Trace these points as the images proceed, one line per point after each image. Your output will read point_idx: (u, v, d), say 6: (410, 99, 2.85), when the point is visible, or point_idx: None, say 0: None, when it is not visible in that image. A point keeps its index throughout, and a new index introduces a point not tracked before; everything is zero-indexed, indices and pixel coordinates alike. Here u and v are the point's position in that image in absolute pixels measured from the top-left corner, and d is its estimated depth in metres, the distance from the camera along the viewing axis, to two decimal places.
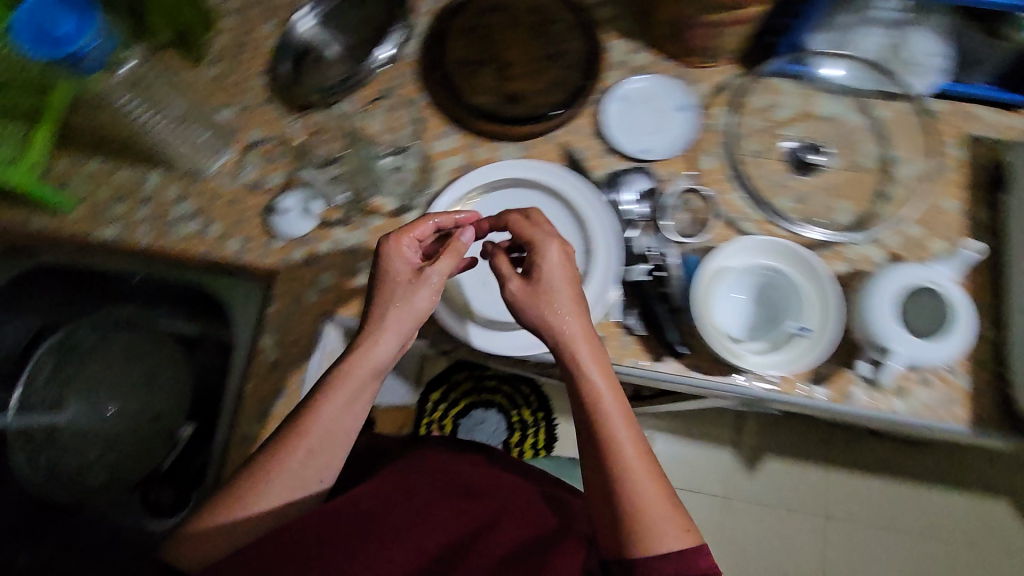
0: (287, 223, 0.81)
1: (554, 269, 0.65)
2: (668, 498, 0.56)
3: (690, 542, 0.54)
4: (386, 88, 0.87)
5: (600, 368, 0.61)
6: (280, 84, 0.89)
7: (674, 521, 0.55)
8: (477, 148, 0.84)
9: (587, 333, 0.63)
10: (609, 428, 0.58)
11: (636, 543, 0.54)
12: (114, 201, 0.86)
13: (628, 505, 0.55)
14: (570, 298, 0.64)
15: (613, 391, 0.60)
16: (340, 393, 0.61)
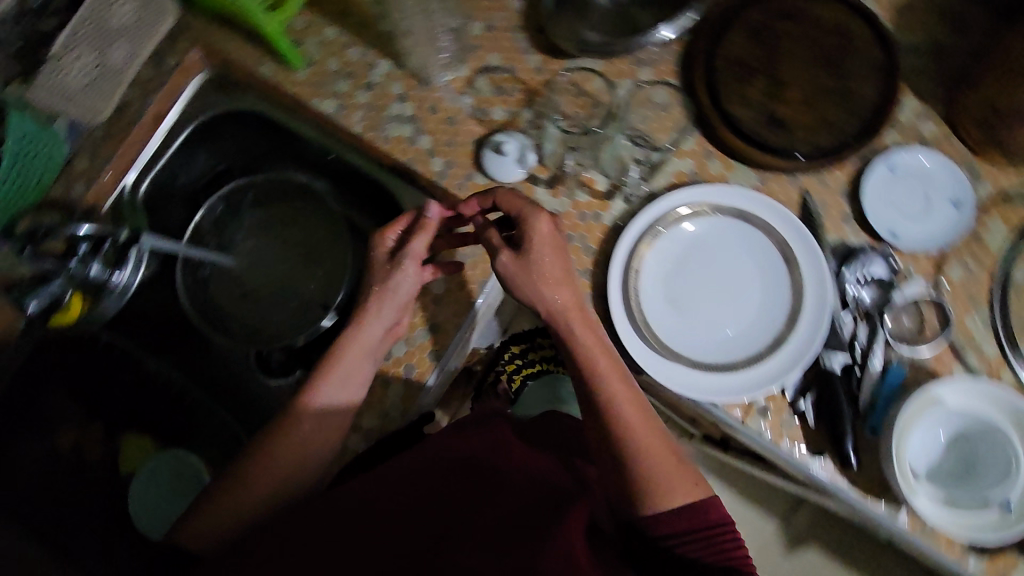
0: (498, 165, 0.79)
1: (546, 238, 0.66)
2: (672, 453, 0.60)
3: (704, 496, 0.58)
4: (642, 61, 0.81)
5: (596, 342, 0.64)
6: (534, 17, 0.84)
7: (680, 479, 0.58)
8: (712, 161, 0.77)
9: (580, 305, 0.66)
10: (603, 392, 0.62)
11: (644, 501, 0.57)
12: (338, 75, 0.85)
13: (638, 462, 0.59)
14: (560, 266, 0.66)
15: (604, 352, 0.64)
16: (334, 374, 0.70)
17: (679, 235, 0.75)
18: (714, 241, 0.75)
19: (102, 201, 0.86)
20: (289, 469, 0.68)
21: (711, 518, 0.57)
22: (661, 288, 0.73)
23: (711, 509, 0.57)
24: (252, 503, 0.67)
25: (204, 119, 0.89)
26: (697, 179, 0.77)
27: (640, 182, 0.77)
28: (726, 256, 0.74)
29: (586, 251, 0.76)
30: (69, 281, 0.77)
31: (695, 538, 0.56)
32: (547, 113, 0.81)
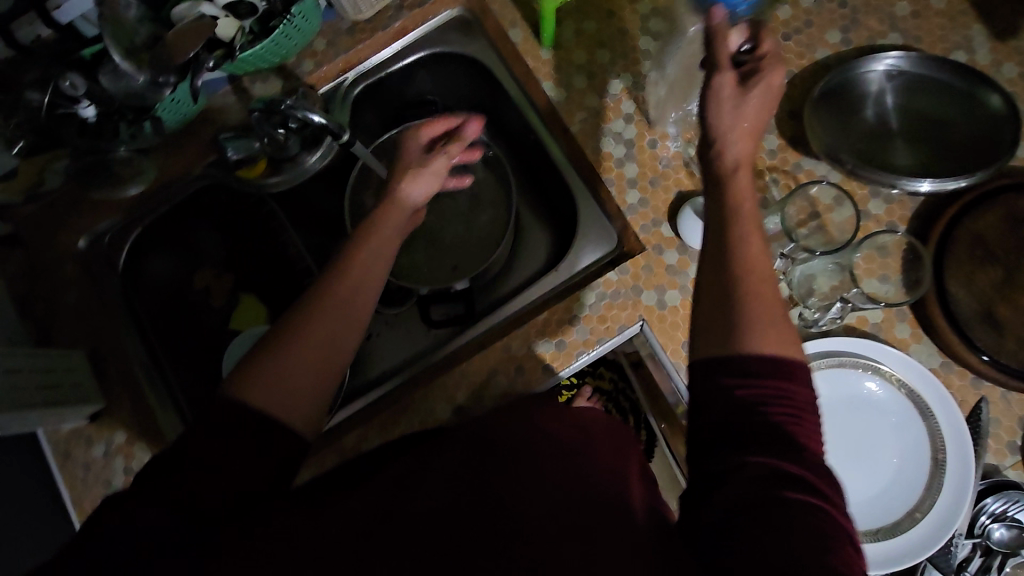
0: (692, 229, 0.77)
1: (770, 87, 0.56)
2: (783, 311, 0.49)
3: (791, 355, 0.47)
4: (879, 193, 0.76)
5: (750, 185, 0.54)
6: (791, 99, 0.80)
7: (774, 331, 0.47)
8: (902, 325, 0.73)
9: (755, 158, 0.56)
10: (733, 222, 0.52)
11: (731, 338, 0.47)
12: (580, 69, 0.84)
13: (741, 293, 0.49)
14: (762, 115, 0.56)
15: (754, 202, 0.54)
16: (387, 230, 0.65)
17: (836, 380, 0.71)
18: (868, 401, 0.70)
19: (319, 85, 0.88)
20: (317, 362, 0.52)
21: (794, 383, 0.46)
22: None
23: (793, 371, 0.46)
24: (300, 370, 0.51)
25: (433, 52, 0.91)
26: (878, 334, 0.73)
27: (827, 311, 0.73)
28: (873, 421, 0.70)
29: None
30: (263, 145, 0.84)
31: (771, 391, 0.45)
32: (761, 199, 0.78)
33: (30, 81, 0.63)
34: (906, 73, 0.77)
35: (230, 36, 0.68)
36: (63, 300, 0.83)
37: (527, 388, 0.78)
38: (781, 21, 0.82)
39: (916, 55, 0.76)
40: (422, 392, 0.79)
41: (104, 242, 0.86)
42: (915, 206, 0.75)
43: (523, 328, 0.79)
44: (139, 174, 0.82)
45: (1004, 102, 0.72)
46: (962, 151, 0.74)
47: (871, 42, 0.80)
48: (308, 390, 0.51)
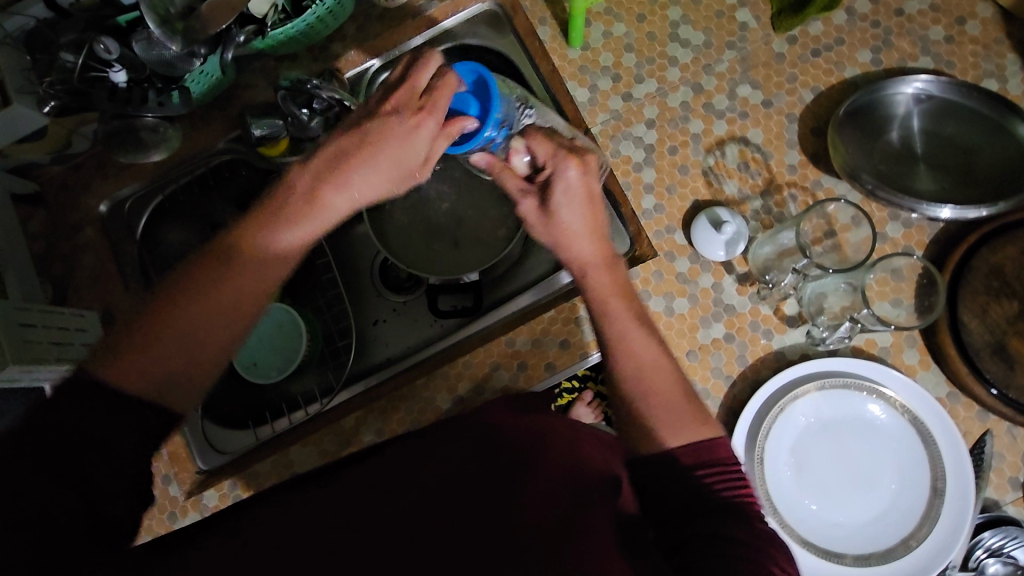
0: (706, 240, 0.76)
1: (569, 191, 0.61)
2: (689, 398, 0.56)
3: (711, 437, 0.53)
4: (898, 217, 0.76)
5: (611, 288, 0.61)
6: (816, 115, 0.79)
7: (684, 413, 0.54)
8: (910, 349, 0.72)
9: (603, 253, 0.62)
10: (609, 336, 0.59)
11: (653, 438, 0.53)
12: (605, 72, 0.84)
13: (647, 398, 0.55)
14: (586, 219, 0.61)
15: (618, 299, 0.60)
16: (316, 221, 0.52)
17: (838, 401, 0.70)
18: (872, 425, 0.69)
19: (346, 69, 0.88)
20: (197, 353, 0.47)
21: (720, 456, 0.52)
22: (789, 438, 0.70)
23: (720, 448, 0.52)
24: (187, 353, 0.47)
25: (459, 45, 0.90)
26: (886, 358, 0.72)
27: (832, 330, 0.73)
28: (876, 447, 0.69)
29: (739, 360, 0.74)
30: (287, 125, 0.84)
31: (713, 472, 0.51)
32: (778, 215, 0.78)
33: (66, 42, 0.64)
34: (936, 98, 0.76)
35: (263, 13, 0.69)
36: (81, 262, 0.85)
37: (528, 384, 0.78)
38: (811, 36, 0.82)
39: (948, 80, 0.75)
40: (422, 380, 0.80)
41: (124, 209, 0.88)
42: (933, 231, 0.74)
43: (529, 323, 0.79)
44: (163, 142, 0.85)
45: None
46: (987, 181, 0.73)
47: (901, 64, 0.79)
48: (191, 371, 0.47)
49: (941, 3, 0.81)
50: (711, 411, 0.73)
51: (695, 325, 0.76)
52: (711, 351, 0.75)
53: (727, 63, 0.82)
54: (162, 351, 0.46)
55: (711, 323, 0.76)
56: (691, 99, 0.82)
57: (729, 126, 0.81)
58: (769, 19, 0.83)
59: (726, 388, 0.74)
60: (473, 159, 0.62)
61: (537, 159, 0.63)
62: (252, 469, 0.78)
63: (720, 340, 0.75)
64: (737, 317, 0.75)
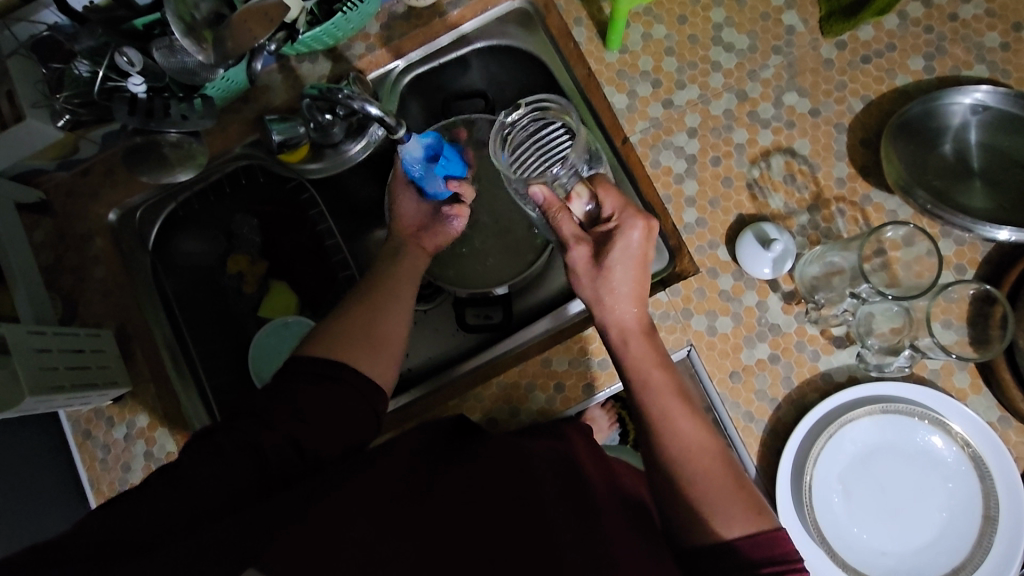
0: (752, 256, 0.73)
1: (628, 252, 0.63)
2: (737, 478, 0.55)
3: (767, 529, 0.52)
4: (950, 234, 0.73)
5: (652, 357, 0.62)
6: (866, 125, 0.76)
7: (733, 505, 0.53)
8: (961, 373, 0.70)
9: (642, 322, 0.64)
10: (653, 406, 0.59)
11: (704, 529, 0.53)
12: (645, 77, 0.80)
13: (693, 477, 0.55)
14: (635, 282, 0.63)
15: (661, 368, 0.61)
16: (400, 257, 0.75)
17: (889, 428, 0.68)
18: (923, 451, 0.68)
19: (369, 71, 0.84)
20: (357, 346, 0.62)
21: (784, 549, 0.51)
22: (838, 465, 0.68)
23: (780, 541, 0.51)
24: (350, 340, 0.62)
25: (489, 45, 0.87)
26: (936, 382, 0.70)
27: (882, 354, 0.71)
28: (927, 473, 0.67)
29: (785, 382, 0.72)
30: (308, 131, 0.80)
31: (780, 570, 0.49)
32: (825, 230, 0.75)
33: (82, 50, 0.60)
34: (994, 110, 0.73)
35: (293, 18, 0.65)
36: (91, 275, 0.79)
37: (565, 407, 0.76)
38: (862, 42, 0.78)
39: (1008, 90, 0.72)
40: (454, 400, 0.77)
41: (135, 218, 0.84)
42: (987, 250, 0.72)
43: (566, 342, 0.76)
44: (188, 158, 0.76)
45: None
46: None
47: (955, 73, 0.76)
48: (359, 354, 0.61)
49: (997, 8, 0.77)
50: (755, 434, 0.71)
51: (738, 344, 0.73)
52: (756, 372, 0.73)
53: (772, 69, 0.79)
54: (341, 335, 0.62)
55: (755, 343, 0.73)
56: (735, 107, 0.78)
57: (775, 136, 0.77)
58: (817, 22, 0.79)
59: (771, 411, 0.71)
60: (534, 191, 0.67)
61: (602, 210, 0.66)
62: None
63: (764, 360, 0.73)
64: (782, 337, 0.73)
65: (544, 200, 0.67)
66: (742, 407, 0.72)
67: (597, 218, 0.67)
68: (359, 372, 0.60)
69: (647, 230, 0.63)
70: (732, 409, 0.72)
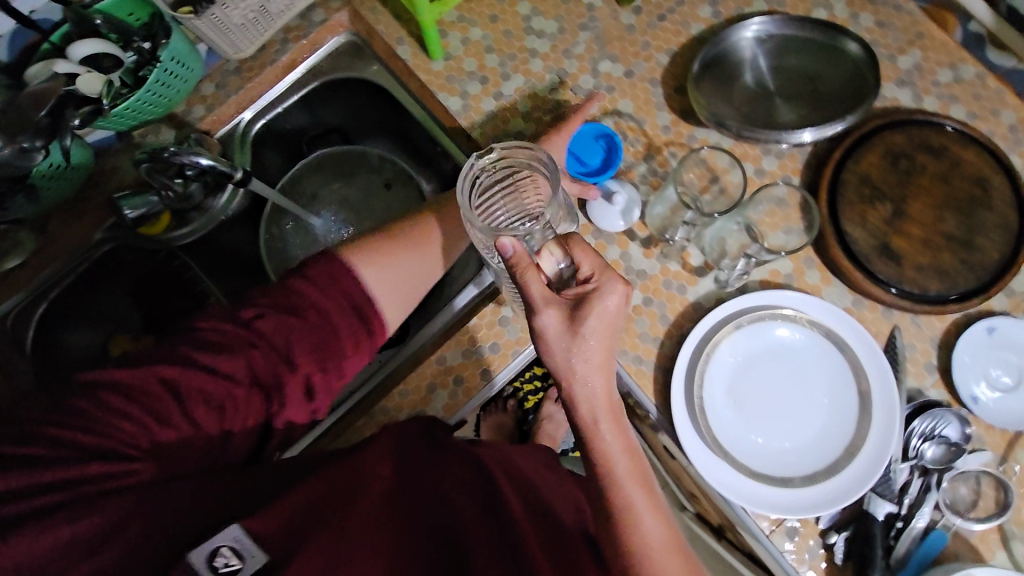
0: (603, 213, 0.78)
1: (604, 320, 0.53)
2: (688, 571, 0.54)
3: None
4: (770, 151, 0.80)
5: (623, 444, 0.54)
6: (675, 75, 0.83)
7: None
8: (810, 271, 0.76)
9: (614, 399, 0.54)
10: (620, 496, 0.54)
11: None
12: (472, 77, 0.86)
13: (639, 562, 0.53)
14: (606, 353, 0.54)
15: (631, 456, 0.54)
16: (396, 246, 0.69)
17: (757, 336, 0.73)
18: (793, 348, 0.73)
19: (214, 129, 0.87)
20: (398, 276, 0.67)
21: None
22: (722, 382, 0.72)
23: None
24: (397, 269, 0.67)
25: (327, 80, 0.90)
26: (792, 283, 0.76)
27: (737, 270, 0.75)
28: (801, 367, 0.72)
29: (661, 319, 0.76)
30: (162, 198, 0.81)
31: None
32: (663, 174, 0.81)
33: None
34: (774, 37, 0.81)
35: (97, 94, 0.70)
36: None
37: (469, 397, 0.78)
38: (654, 3, 0.86)
39: (778, 17, 0.81)
40: (363, 419, 0.78)
41: (6, 325, 0.82)
42: (804, 157, 0.79)
43: (455, 336, 0.79)
44: (17, 245, 0.79)
45: (866, 52, 0.78)
46: (838, 101, 0.79)
47: (740, 12, 0.84)
48: (398, 283, 0.67)
49: None
50: (646, 373, 0.74)
51: None
52: (635, 317, 0.76)
53: (583, 44, 0.85)
54: (393, 266, 0.67)
55: (627, 291, 0.78)
56: (559, 85, 0.84)
57: (600, 102, 0.83)
58: None
59: (655, 348, 0.75)
60: (501, 242, 0.53)
61: (578, 271, 0.56)
62: None
63: (639, 305, 0.77)
64: (650, 281, 0.77)
65: (512, 255, 0.53)
66: (630, 352, 0.75)
67: (571, 277, 0.57)
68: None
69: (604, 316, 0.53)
70: (622, 356, 0.75)
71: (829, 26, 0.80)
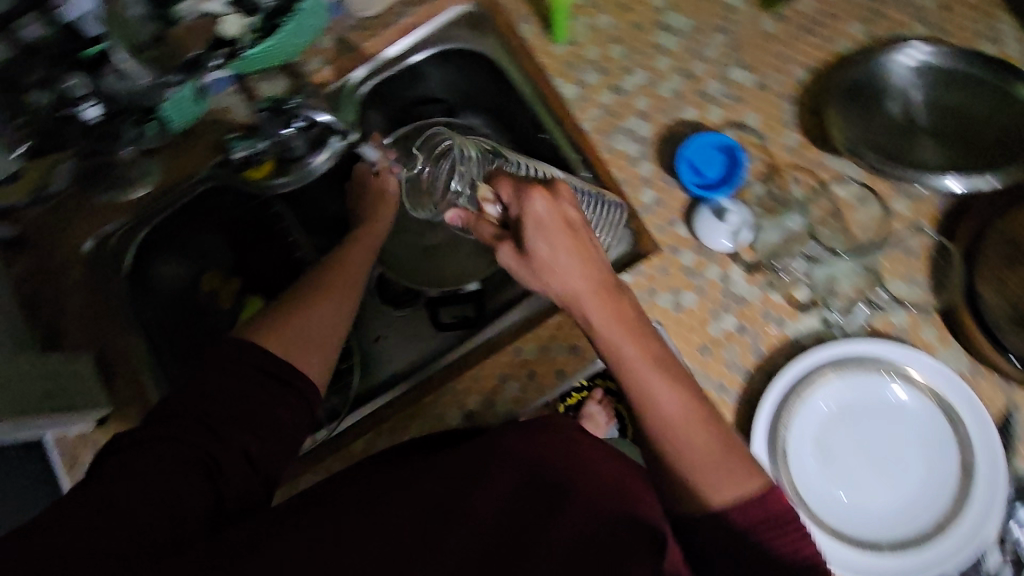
0: (710, 229, 0.74)
1: (543, 224, 0.57)
2: (723, 441, 0.53)
3: (744, 488, 0.51)
4: (905, 191, 0.74)
5: (611, 315, 0.56)
6: (813, 93, 0.77)
7: (726, 467, 0.52)
8: (928, 328, 0.70)
9: (590, 283, 0.57)
10: (633, 382, 0.54)
11: (695, 498, 0.51)
12: (593, 66, 0.82)
13: (665, 440, 0.53)
14: (566, 243, 0.57)
15: (633, 339, 0.56)
16: (378, 222, 0.78)
17: (856, 386, 0.68)
18: (894, 407, 0.68)
19: (325, 83, 0.86)
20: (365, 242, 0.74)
21: (778, 510, 0.50)
22: (809, 428, 0.68)
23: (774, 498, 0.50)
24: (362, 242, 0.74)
25: (443, 49, 0.88)
26: (904, 337, 0.70)
27: (846, 314, 0.71)
28: (900, 428, 0.67)
29: (754, 350, 0.72)
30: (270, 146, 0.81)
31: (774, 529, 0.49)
32: (781, 199, 0.76)
33: (35, 80, 0.61)
34: (929, 67, 0.75)
35: (234, 35, 0.69)
36: (70, 304, 0.82)
37: (539, 393, 0.76)
38: (801, 12, 0.80)
39: (939, 46, 0.74)
40: (430, 397, 0.77)
41: (110, 245, 0.85)
42: (942, 203, 0.72)
43: (536, 330, 0.77)
44: (146, 174, 0.85)
45: None
46: (991, 148, 0.72)
47: (897, 34, 0.77)
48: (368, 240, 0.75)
49: None
50: (730, 404, 0.71)
51: (705, 318, 0.74)
52: (727, 344, 0.73)
53: (716, 48, 0.80)
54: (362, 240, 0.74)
55: (721, 315, 0.74)
56: (683, 87, 0.80)
57: (724, 112, 0.79)
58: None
59: (742, 380, 0.72)
60: (450, 216, 0.66)
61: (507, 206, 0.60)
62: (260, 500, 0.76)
63: (732, 332, 0.73)
64: (747, 307, 0.73)
65: (462, 216, 0.65)
66: (716, 379, 0.72)
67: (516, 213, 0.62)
68: (303, 358, 0.59)
69: (550, 205, 0.57)
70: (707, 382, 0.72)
71: (998, 64, 0.73)
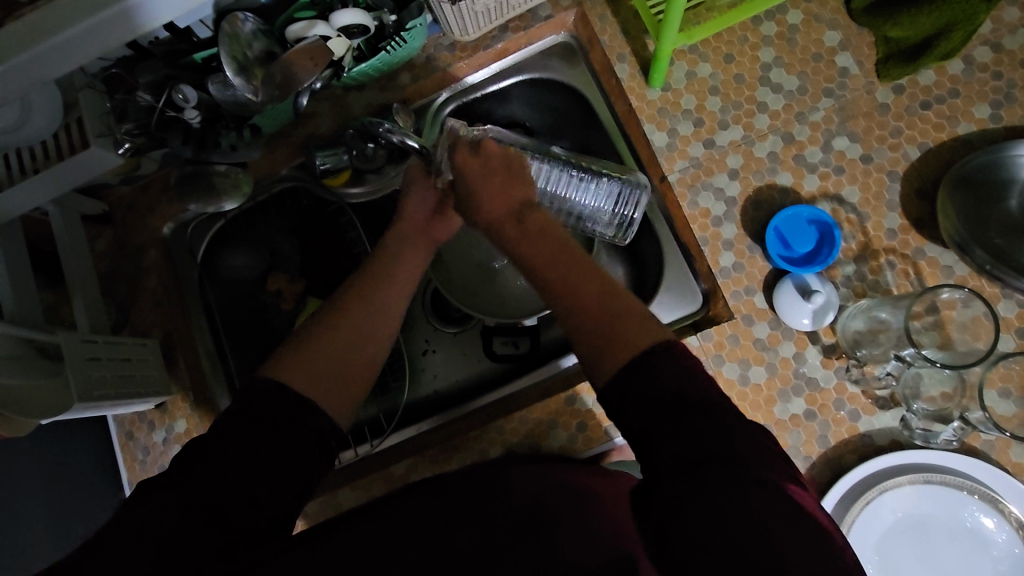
0: (793, 307, 0.69)
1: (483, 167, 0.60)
2: (626, 303, 0.51)
3: (658, 338, 0.47)
4: (1012, 294, 0.69)
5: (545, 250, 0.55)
6: (922, 175, 0.73)
7: (625, 313, 0.50)
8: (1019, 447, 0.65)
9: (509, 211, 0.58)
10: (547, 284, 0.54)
11: (615, 353, 0.47)
12: (687, 116, 0.79)
13: (587, 323, 0.50)
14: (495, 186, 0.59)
15: (547, 239, 0.56)
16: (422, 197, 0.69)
17: (932, 500, 0.64)
18: (972, 530, 0.63)
19: (412, 100, 0.86)
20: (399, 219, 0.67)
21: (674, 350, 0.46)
22: (873, 533, 0.64)
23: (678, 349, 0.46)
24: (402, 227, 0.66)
25: (534, 78, 0.87)
26: (990, 454, 0.66)
27: (928, 419, 0.67)
28: (975, 554, 0.63)
29: (820, 440, 0.68)
30: (351, 159, 0.82)
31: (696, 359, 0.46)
32: (872, 283, 0.71)
33: (144, 83, 0.64)
34: None
35: (340, 56, 0.71)
36: (143, 285, 0.83)
37: (587, 446, 0.75)
38: (922, 86, 0.74)
39: None
40: (476, 432, 0.76)
41: (187, 232, 0.88)
42: None
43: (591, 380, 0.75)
44: (235, 185, 0.78)
45: None
46: None
47: None
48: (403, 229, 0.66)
49: None
50: None
51: (772, 397, 0.70)
52: (791, 427, 0.69)
53: (822, 112, 0.76)
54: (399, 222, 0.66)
55: (791, 397, 0.70)
56: (781, 149, 0.76)
57: (822, 182, 0.74)
58: (873, 65, 0.76)
59: (804, 469, 0.68)
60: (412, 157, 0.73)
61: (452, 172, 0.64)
62: (301, 508, 0.76)
63: (800, 416, 0.69)
64: (819, 393, 0.69)
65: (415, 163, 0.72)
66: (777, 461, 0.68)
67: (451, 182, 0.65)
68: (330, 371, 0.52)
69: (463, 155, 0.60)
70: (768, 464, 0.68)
71: None
